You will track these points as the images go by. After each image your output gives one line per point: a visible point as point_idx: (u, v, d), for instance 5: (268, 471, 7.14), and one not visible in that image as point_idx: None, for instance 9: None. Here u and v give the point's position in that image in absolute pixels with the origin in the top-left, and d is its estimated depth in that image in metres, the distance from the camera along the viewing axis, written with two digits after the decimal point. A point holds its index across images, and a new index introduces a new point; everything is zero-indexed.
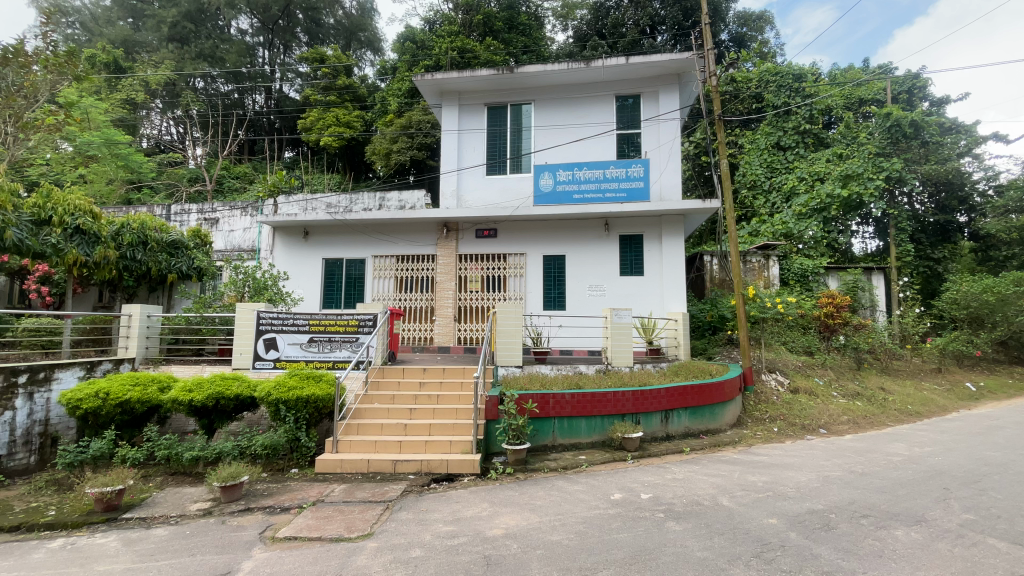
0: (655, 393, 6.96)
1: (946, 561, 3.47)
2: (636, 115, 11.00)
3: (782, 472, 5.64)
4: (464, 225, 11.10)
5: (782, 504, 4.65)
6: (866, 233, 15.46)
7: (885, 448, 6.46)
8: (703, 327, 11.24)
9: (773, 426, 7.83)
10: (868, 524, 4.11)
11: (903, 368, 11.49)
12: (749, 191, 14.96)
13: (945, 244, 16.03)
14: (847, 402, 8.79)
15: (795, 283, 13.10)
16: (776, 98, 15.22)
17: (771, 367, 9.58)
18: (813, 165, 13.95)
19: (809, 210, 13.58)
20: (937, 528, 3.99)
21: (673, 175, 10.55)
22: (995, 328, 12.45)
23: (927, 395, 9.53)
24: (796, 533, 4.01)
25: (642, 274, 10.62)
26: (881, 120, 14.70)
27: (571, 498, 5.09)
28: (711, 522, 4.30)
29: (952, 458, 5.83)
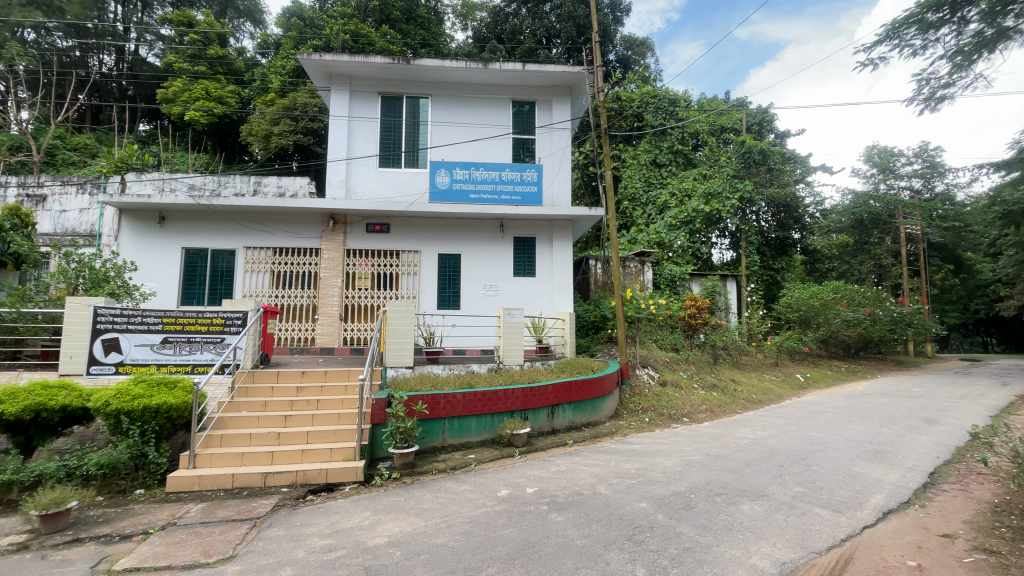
0: (543, 389, 7.19)
1: (782, 530, 3.99)
2: (531, 122, 11.28)
3: (653, 459, 6.13)
4: (353, 218, 10.45)
5: (651, 488, 5.03)
6: (724, 245, 17.54)
7: (735, 432, 7.37)
8: (587, 326, 11.88)
9: (645, 416, 8.51)
10: (722, 501, 4.61)
11: (749, 362, 13.22)
12: (629, 202, 16.24)
13: (783, 257, 18.81)
14: (706, 393, 9.88)
15: (665, 287, 14.30)
16: (654, 119, 16.59)
17: (644, 363, 10.43)
18: (682, 182, 15.57)
19: (679, 222, 15.10)
20: (775, 500, 4.59)
21: (564, 182, 11.00)
22: (818, 328, 14.91)
23: (768, 386, 11.09)
24: (664, 514, 4.35)
25: (533, 275, 10.91)
26: (738, 147, 16.83)
27: (457, 499, 5.00)
28: (590, 510, 4.49)
29: (785, 439, 6.82)
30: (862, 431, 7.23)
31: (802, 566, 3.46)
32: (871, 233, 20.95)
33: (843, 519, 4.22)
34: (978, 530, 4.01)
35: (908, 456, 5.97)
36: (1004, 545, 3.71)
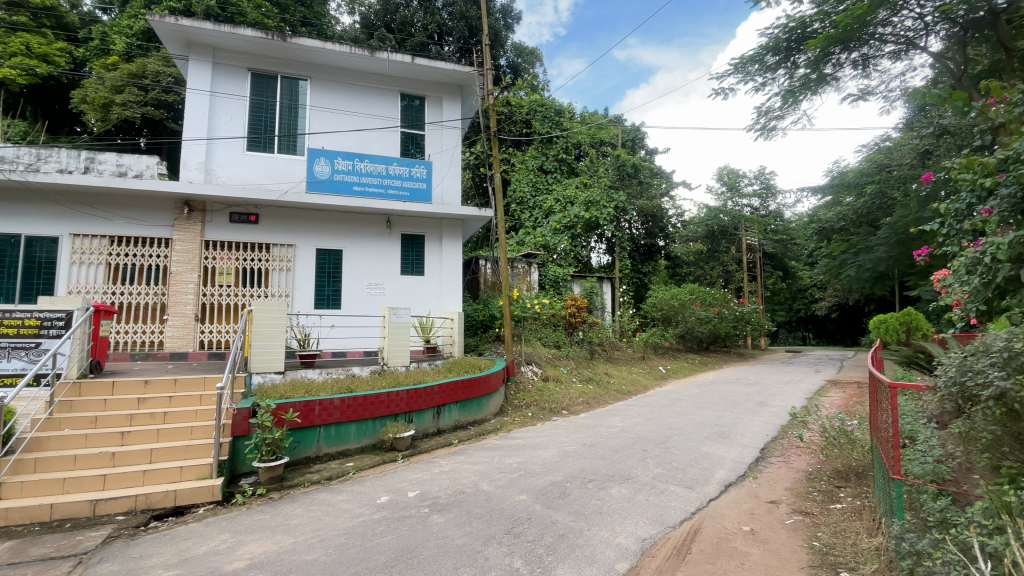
0: (429, 389, 7.07)
1: (644, 509, 4.37)
2: (420, 117, 11.03)
3: (534, 452, 6.35)
4: (214, 206, 9.29)
5: (530, 480, 5.20)
6: (601, 249, 18.85)
7: (607, 422, 7.96)
8: (476, 326, 11.87)
9: (528, 411, 8.80)
10: (594, 487, 4.92)
11: (621, 356, 14.37)
12: (517, 205, 16.77)
13: (650, 262, 20.74)
14: (583, 385, 10.54)
15: (549, 287, 14.96)
16: (541, 126, 17.26)
17: (529, 360, 10.78)
18: (566, 189, 16.42)
19: (562, 226, 15.85)
20: (640, 482, 5.02)
21: (453, 181, 10.92)
22: (677, 325, 16.84)
23: (636, 377, 12.19)
24: (541, 504, 4.52)
25: (421, 274, 10.68)
26: (615, 160, 18.17)
27: (332, 510, 4.69)
28: (471, 508, 4.50)
29: (650, 426, 7.51)
30: (711, 415, 8.24)
31: (660, 540, 3.81)
32: (720, 243, 24.13)
33: (694, 494, 4.75)
34: (795, 494, 4.78)
35: (746, 435, 6.92)
36: (813, 506, 4.45)
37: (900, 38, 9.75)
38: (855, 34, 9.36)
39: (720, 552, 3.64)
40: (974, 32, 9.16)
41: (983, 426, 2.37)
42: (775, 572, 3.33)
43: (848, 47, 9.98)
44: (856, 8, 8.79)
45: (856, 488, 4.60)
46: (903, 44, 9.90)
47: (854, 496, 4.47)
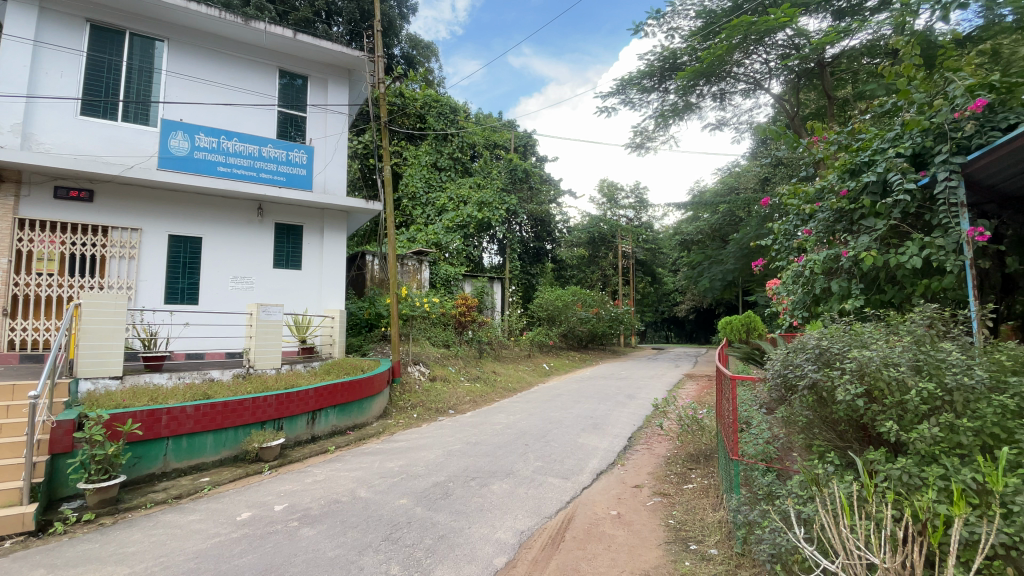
0: (302, 393, 6.56)
1: (523, 502, 4.50)
2: (301, 98, 10.18)
3: (416, 453, 6.20)
4: (33, 176, 7.67)
5: (412, 483, 5.08)
6: (493, 250, 18.78)
7: (492, 419, 8.08)
8: (360, 324, 11.32)
9: (413, 413, 8.57)
10: (476, 485, 4.95)
11: (508, 355, 14.68)
12: (409, 200, 16.29)
13: (538, 263, 21.39)
14: (470, 384, 10.56)
15: (440, 286, 14.71)
16: (436, 123, 16.96)
17: (416, 359, 10.52)
18: (459, 188, 16.43)
19: (454, 225, 15.72)
20: (520, 477, 5.16)
21: (337, 169, 10.23)
22: (560, 324, 17.77)
23: (522, 375, 12.56)
24: (422, 507, 4.43)
25: (298, 268, 9.88)
26: (507, 163, 18.50)
27: (181, 533, 4.11)
28: (346, 517, 4.25)
29: (532, 421, 7.77)
30: (587, 408, 8.77)
31: (537, 532, 3.95)
32: (600, 249, 25.90)
33: (570, 484, 5.01)
34: (655, 478, 5.27)
35: (617, 426, 7.48)
36: (671, 487, 4.95)
37: (750, 79, 11.25)
38: (714, 69, 10.64)
39: (591, 537, 3.88)
40: (803, 81, 10.93)
41: (799, 411, 2.79)
42: (638, 551, 3.63)
43: (710, 81, 11.30)
44: (717, 47, 10.03)
45: (704, 469, 5.22)
46: (752, 84, 11.45)
47: (703, 476, 5.06)
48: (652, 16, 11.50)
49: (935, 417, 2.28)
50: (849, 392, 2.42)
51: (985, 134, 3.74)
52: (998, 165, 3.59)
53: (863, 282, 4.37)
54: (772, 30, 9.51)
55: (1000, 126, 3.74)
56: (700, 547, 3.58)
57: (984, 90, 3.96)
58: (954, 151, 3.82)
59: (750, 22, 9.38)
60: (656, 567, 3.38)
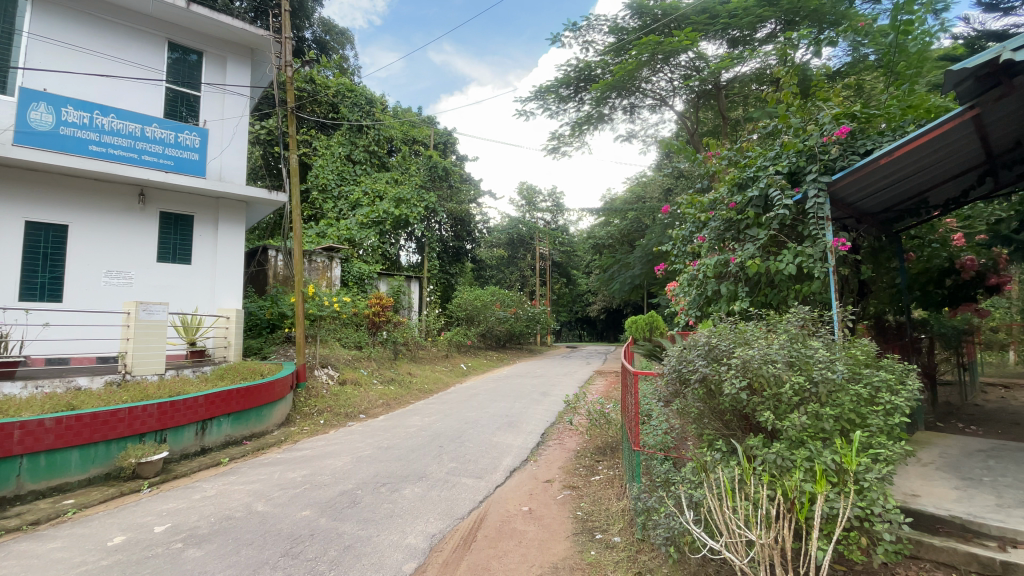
0: (191, 400, 5.94)
1: (435, 505, 4.43)
2: (195, 75, 9.21)
3: (322, 461, 5.87)
4: None
5: (316, 493, 4.78)
6: (410, 248, 18.37)
7: (406, 422, 7.87)
8: (261, 325, 10.49)
9: (320, 419, 8.12)
10: (385, 491, 4.79)
11: (424, 356, 14.38)
12: (319, 193, 15.39)
13: (458, 263, 21.01)
14: (384, 387, 10.19)
15: (352, 284, 14.05)
16: (350, 114, 16.26)
17: (324, 362, 9.96)
18: (375, 183, 15.85)
19: (369, 221, 15.11)
20: (433, 479, 5.08)
21: (236, 156, 9.35)
22: (479, 324, 17.78)
23: (438, 376, 12.37)
24: (326, 517, 4.19)
25: (188, 263, 8.94)
26: (426, 160, 18.13)
27: (32, 565, 3.53)
28: (240, 534, 3.92)
29: (447, 422, 7.67)
30: (503, 407, 8.85)
31: (447, 534, 3.90)
32: (518, 250, 26.42)
33: (483, 484, 5.01)
34: (565, 472, 5.44)
35: (530, 423, 7.63)
36: (580, 480, 5.15)
37: (656, 96, 12.03)
38: (625, 83, 11.25)
39: (502, 535, 3.91)
40: (702, 101, 11.91)
41: (692, 403, 3.02)
42: (547, 545, 3.72)
43: (621, 94, 11.93)
44: (628, 63, 10.63)
45: (610, 461, 5.49)
46: (659, 100, 12.26)
47: (609, 468, 5.32)
48: (569, 28, 11.91)
49: (804, 406, 2.57)
50: (734, 385, 2.67)
51: (845, 158, 4.32)
52: (856, 185, 4.14)
53: (748, 285, 4.83)
54: (676, 52, 10.25)
55: (858, 152, 4.34)
56: (604, 536, 3.75)
57: (847, 119, 4.54)
58: (822, 171, 4.34)
59: (657, 42, 10.07)
60: (564, 558, 3.48)
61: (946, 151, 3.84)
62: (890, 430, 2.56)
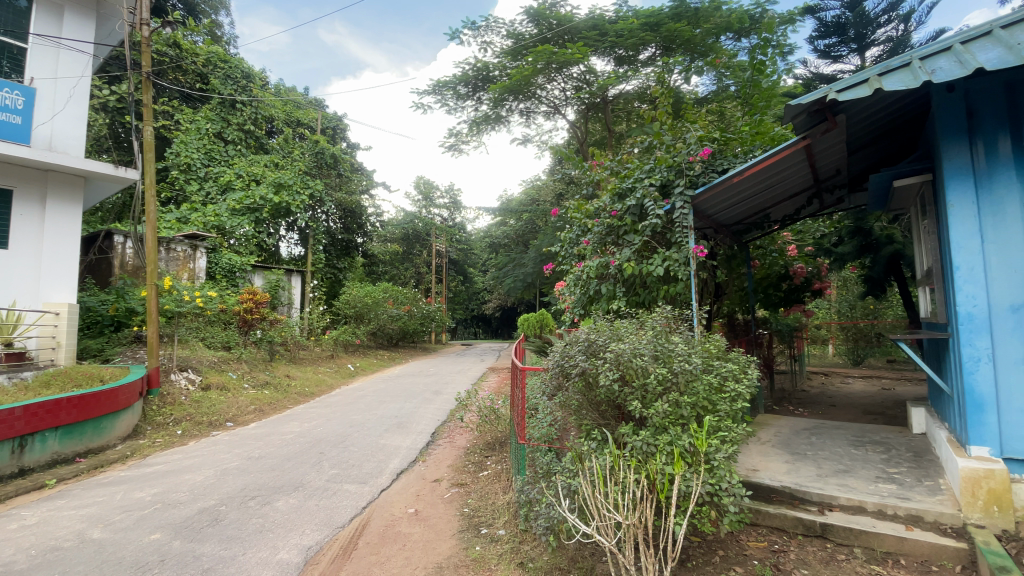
0: (5, 413, 4.88)
1: (312, 516, 4.15)
2: (23, 24, 7.67)
3: (179, 477, 5.19)
4: None
5: (169, 513, 4.21)
6: (292, 239, 17.03)
7: (281, 429, 7.27)
8: (103, 323, 9.01)
9: (177, 429, 7.17)
10: (255, 505, 4.37)
11: (306, 357, 13.41)
12: (181, 173, 13.57)
13: (346, 257, 19.96)
14: (257, 392, 9.30)
15: (221, 278, 12.60)
16: (222, 87, 14.62)
17: (182, 365, 8.85)
18: (250, 165, 14.41)
19: (242, 207, 13.69)
20: (310, 488, 4.75)
21: (72, 122, 7.80)
22: (368, 322, 17.09)
23: (321, 377, 11.62)
24: (181, 539, 3.71)
25: (3, 246, 7.38)
26: (312, 145, 16.85)
27: None
28: (68, 568, 3.31)
29: (329, 427, 7.24)
30: (391, 408, 8.57)
31: (326, 545, 3.67)
32: (414, 246, 25.94)
33: (367, 489, 4.80)
34: (454, 470, 5.42)
35: (420, 423, 7.49)
36: (468, 477, 5.16)
37: (550, 103, 12.51)
38: (521, 88, 11.53)
39: (385, 539, 3.78)
40: (591, 112, 12.63)
41: (572, 395, 3.18)
42: (433, 545, 3.67)
43: (518, 98, 12.20)
44: (525, 68, 10.90)
45: (498, 456, 5.60)
46: (553, 108, 12.77)
47: (496, 463, 5.42)
48: (467, 26, 11.89)
49: (666, 395, 2.82)
50: (608, 377, 2.87)
51: (706, 174, 4.86)
52: (715, 199, 4.67)
53: (624, 286, 5.22)
54: (569, 63, 10.75)
55: (717, 170, 4.90)
56: (490, 530, 3.81)
57: (708, 141, 5.11)
58: (688, 185, 4.84)
59: (552, 51, 10.47)
60: (449, 557, 3.46)
61: (784, 173, 4.47)
62: (735, 414, 2.93)
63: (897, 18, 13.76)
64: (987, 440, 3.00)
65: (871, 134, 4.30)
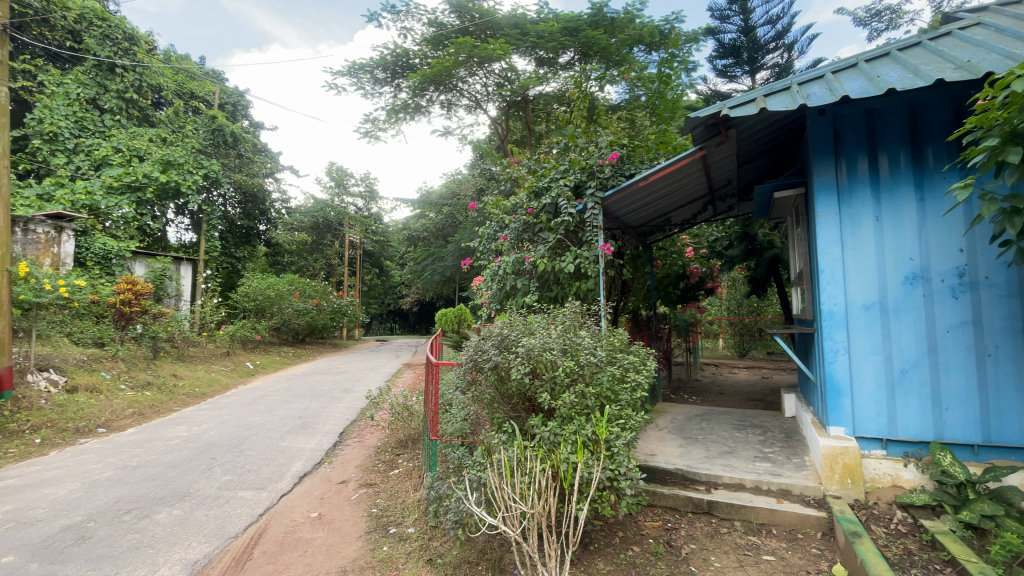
0: None
1: (200, 527, 3.80)
2: None
3: (36, 491, 4.50)
4: None
5: (23, 533, 3.64)
6: (182, 224, 15.44)
7: (166, 433, 6.56)
8: None
9: (34, 438, 6.20)
10: (131, 519, 3.91)
11: (197, 355, 12.20)
12: (45, 142, 11.77)
13: (247, 246, 18.53)
14: (136, 393, 8.30)
15: (94, 265, 11.02)
16: (98, 48, 12.84)
17: (41, 364, 7.66)
18: (132, 139, 12.77)
19: (121, 185, 12.08)
20: (199, 497, 4.34)
21: None
22: (272, 317, 15.94)
23: (214, 376, 10.61)
24: (39, 562, 3.23)
25: None
26: (208, 120, 14.99)
27: None
28: None
29: (223, 430, 6.66)
30: (295, 408, 8.08)
31: (215, 557, 3.38)
32: (324, 235, 24.60)
33: (265, 495, 4.48)
34: (362, 470, 5.24)
35: (327, 423, 7.14)
36: (377, 476, 5.02)
37: (471, 97, 12.43)
38: (442, 79, 11.34)
39: (284, 547, 3.56)
40: (511, 110, 12.75)
41: (484, 389, 3.21)
42: (336, 549, 3.52)
43: (438, 89, 12.01)
44: (445, 59, 10.72)
45: (410, 453, 5.50)
46: (474, 102, 12.71)
47: (408, 460, 5.32)
48: (386, 9, 11.46)
49: (574, 386, 2.94)
50: (519, 370, 2.92)
51: (615, 178, 5.12)
52: (623, 202, 4.93)
53: (539, 282, 5.36)
54: (490, 58, 10.74)
55: (625, 174, 5.18)
56: (398, 529, 3.73)
57: (619, 146, 5.39)
58: (599, 187, 5.07)
59: (474, 44, 10.41)
60: (354, 560, 3.34)
61: (684, 180, 4.82)
62: (635, 403, 3.12)
63: (783, 46, 15.38)
64: (844, 421, 3.48)
65: (759, 150, 4.77)
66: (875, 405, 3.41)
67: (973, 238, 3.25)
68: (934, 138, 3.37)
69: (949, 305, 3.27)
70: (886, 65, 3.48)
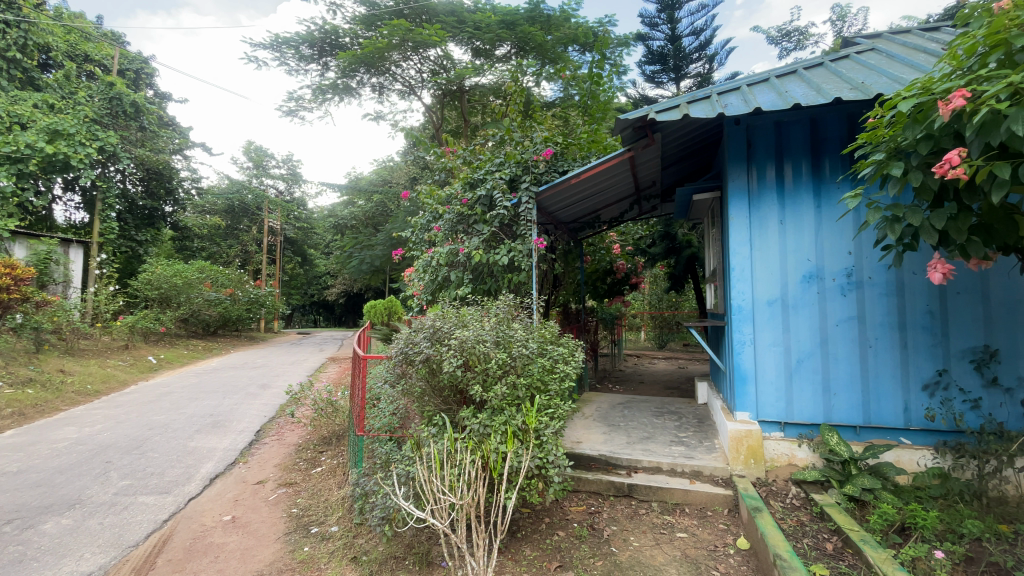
0: None
1: (93, 537, 3.41)
2: None
3: None
4: None
5: None
6: (71, 202, 13.69)
7: (50, 436, 5.82)
8: None
9: None
10: (9, 531, 3.43)
11: (88, 348, 10.91)
12: None
13: (150, 228, 16.49)
14: (12, 392, 7.27)
15: None
16: None
17: None
18: (10, 103, 11.08)
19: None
20: (93, 505, 3.91)
21: None
22: (179, 307, 14.61)
23: (109, 372, 9.54)
24: None
25: None
26: (104, 87, 13.26)
27: None
28: None
29: (121, 430, 6.02)
30: (205, 406, 7.48)
31: (112, 569, 3.06)
32: (240, 220, 22.86)
33: (170, 499, 4.12)
34: (281, 469, 4.96)
35: (243, 421, 6.69)
36: (298, 475, 4.78)
37: (405, 82, 12.06)
38: (374, 61, 10.91)
39: (194, 553, 3.30)
40: (446, 99, 12.53)
41: (415, 381, 3.15)
42: (252, 552, 3.31)
43: (370, 72, 11.55)
44: (378, 41, 10.31)
45: (334, 450, 5.29)
46: (408, 88, 12.33)
47: (331, 458, 5.11)
48: None
49: (505, 378, 2.97)
50: (452, 363, 2.90)
51: (549, 173, 5.21)
52: (556, 198, 5.02)
53: (472, 275, 5.35)
54: (426, 44, 10.48)
55: (558, 170, 5.29)
56: (320, 528, 3.58)
57: (553, 142, 5.49)
58: (533, 182, 5.12)
59: (408, 28, 10.11)
60: (272, 562, 3.17)
61: (613, 179, 5.00)
62: (563, 393, 3.20)
63: (704, 57, 16.33)
64: (749, 407, 3.80)
65: (681, 153, 5.05)
66: (775, 392, 3.76)
67: (860, 242, 3.66)
68: (831, 151, 3.76)
69: (839, 301, 3.66)
70: (793, 82, 3.82)
